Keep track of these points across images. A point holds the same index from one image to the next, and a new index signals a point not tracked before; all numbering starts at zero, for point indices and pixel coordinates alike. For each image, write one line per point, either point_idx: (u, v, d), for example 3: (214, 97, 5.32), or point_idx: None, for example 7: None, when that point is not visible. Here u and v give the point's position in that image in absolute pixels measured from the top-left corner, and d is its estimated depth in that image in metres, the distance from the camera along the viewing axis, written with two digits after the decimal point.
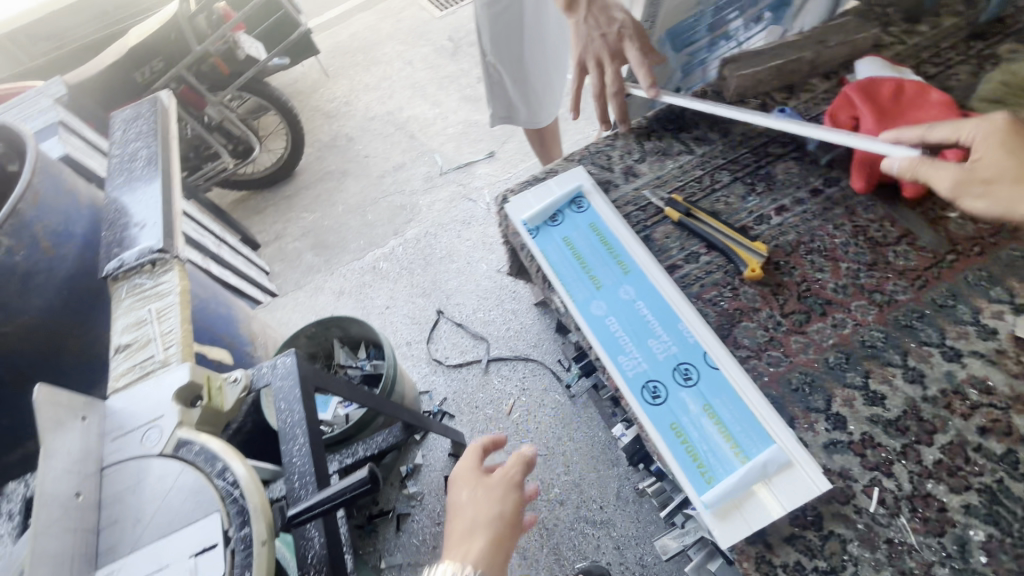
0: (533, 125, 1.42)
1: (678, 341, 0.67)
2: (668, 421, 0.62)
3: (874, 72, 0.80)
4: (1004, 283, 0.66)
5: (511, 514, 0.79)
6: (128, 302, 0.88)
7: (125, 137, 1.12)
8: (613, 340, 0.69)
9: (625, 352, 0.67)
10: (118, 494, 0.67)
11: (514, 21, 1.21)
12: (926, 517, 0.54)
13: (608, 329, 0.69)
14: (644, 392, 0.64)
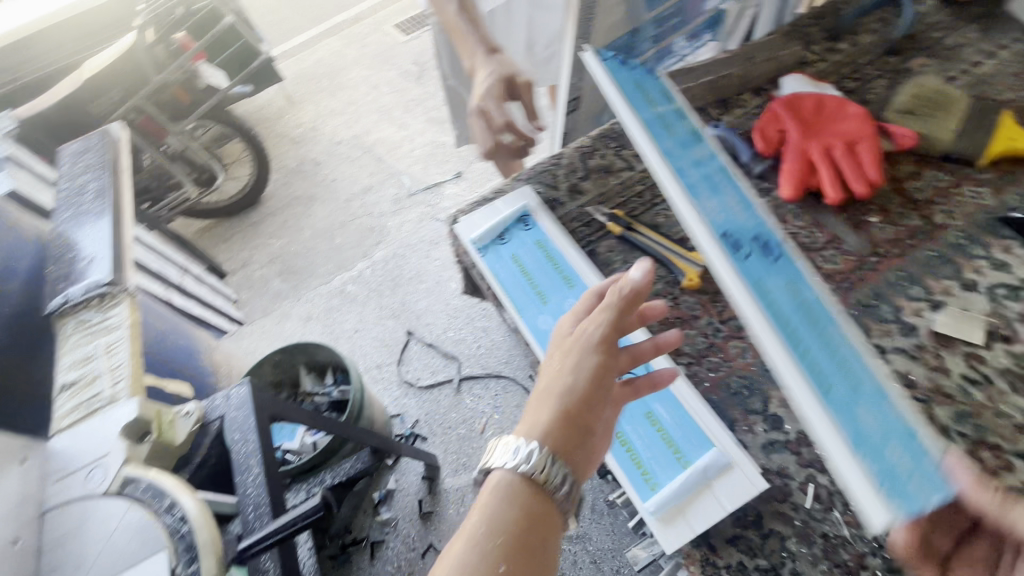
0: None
1: None
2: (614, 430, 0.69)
3: (797, 88, 0.86)
4: (923, 282, 0.69)
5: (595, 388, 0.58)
6: (74, 338, 0.86)
7: (74, 170, 1.11)
8: None
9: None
10: (60, 539, 0.65)
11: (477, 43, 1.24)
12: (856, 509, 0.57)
13: None
14: None
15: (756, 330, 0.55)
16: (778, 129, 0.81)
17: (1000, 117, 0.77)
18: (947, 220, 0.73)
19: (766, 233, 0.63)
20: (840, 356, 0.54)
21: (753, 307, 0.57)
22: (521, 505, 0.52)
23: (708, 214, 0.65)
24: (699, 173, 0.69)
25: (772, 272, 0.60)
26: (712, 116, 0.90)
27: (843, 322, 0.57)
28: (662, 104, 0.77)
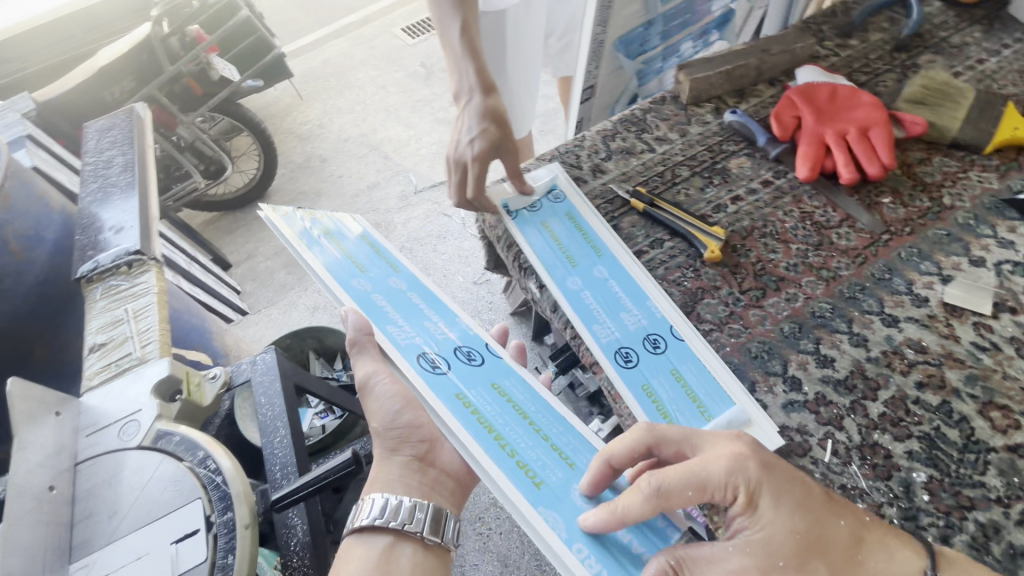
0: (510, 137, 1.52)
1: (647, 315, 0.78)
2: (640, 383, 0.73)
3: (812, 78, 0.97)
4: (932, 257, 0.80)
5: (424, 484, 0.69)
6: (102, 303, 0.87)
7: (99, 145, 1.12)
8: (588, 312, 0.79)
9: (599, 322, 0.78)
10: (92, 489, 0.66)
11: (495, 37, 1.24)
12: (874, 463, 0.65)
13: (584, 302, 0.80)
14: (618, 357, 0.75)
15: (458, 435, 0.67)
16: (793, 116, 0.93)
17: (1005, 108, 0.90)
18: (956, 201, 0.85)
19: (473, 344, 0.78)
20: (538, 446, 0.69)
21: (458, 417, 0.69)
22: (373, 551, 0.62)
23: (412, 338, 0.76)
24: (405, 308, 0.79)
25: (475, 383, 0.74)
26: (728, 104, 1.01)
27: (545, 414, 0.74)
28: (356, 249, 0.84)
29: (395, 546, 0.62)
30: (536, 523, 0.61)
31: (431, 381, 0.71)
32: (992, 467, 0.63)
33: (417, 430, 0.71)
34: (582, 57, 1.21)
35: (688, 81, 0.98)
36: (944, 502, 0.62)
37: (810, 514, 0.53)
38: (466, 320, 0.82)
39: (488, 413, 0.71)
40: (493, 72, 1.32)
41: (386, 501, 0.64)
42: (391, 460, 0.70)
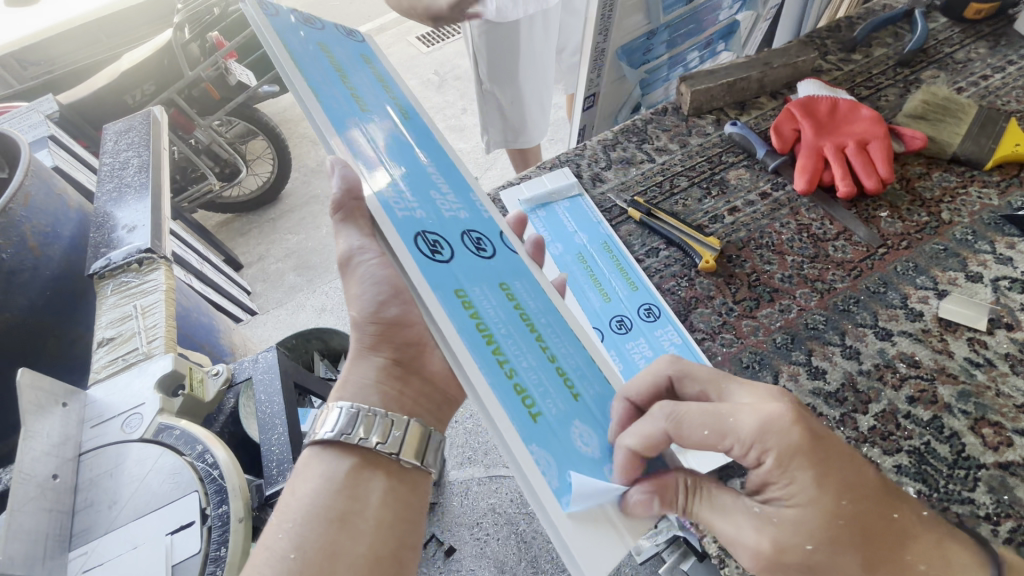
0: (526, 145, 1.53)
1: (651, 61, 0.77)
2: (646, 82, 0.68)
3: (813, 92, 0.98)
4: (928, 272, 0.80)
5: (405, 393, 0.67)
6: (113, 299, 0.90)
7: (117, 147, 1.16)
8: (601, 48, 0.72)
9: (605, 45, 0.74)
10: (95, 479, 0.68)
11: (510, 46, 1.25)
12: None
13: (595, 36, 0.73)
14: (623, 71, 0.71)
15: (451, 335, 0.53)
16: (792, 128, 0.94)
17: (1006, 124, 0.90)
18: (954, 217, 0.85)
19: (480, 231, 0.65)
20: (539, 362, 0.56)
21: (455, 319, 0.54)
22: (331, 466, 0.58)
23: (412, 209, 0.61)
24: (409, 172, 0.65)
25: (478, 279, 0.59)
26: (729, 116, 1.02)
27: (546, 330, 0.60)
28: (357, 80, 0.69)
29: (360, 465, 0.58)
30: (524, 463, 0.48)
31: (428, 265, 0.56)
32: (982, 484, 0.63)
33: (401, 330, 0.70)
34: (585, 67, 1.23)
35: (689, 93, 0.99)
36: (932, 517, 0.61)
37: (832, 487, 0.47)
38: (478, 200, 0.69)
39: (490, 313, 0.57)
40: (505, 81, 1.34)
41: (349, 410, 0.60)
42: (368, 359, 0.68)
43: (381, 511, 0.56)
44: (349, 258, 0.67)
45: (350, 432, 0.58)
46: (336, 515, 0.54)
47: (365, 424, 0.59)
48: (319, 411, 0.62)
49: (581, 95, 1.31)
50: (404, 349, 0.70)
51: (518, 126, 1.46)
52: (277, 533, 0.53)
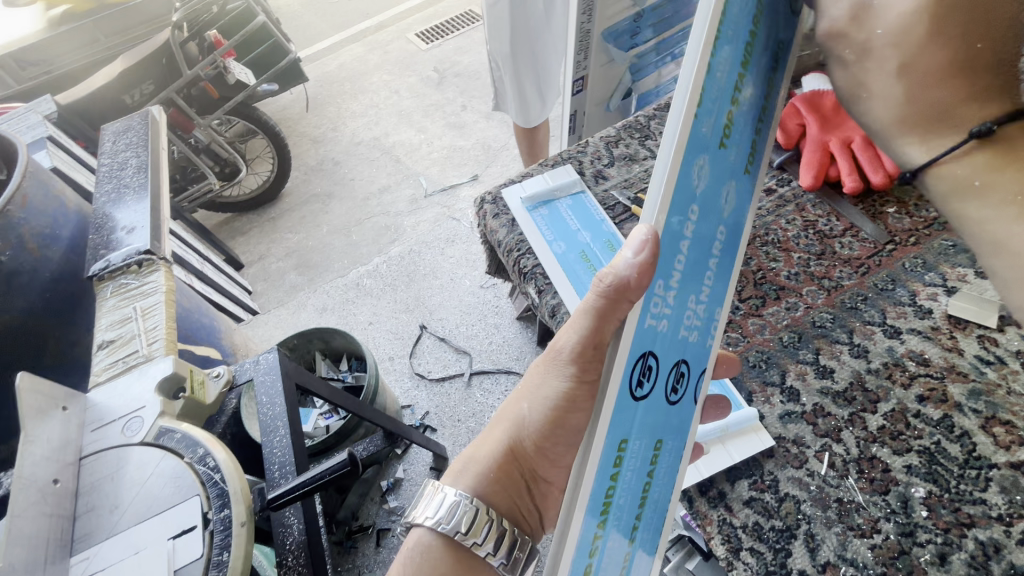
0: (525, 123, 1.64)
1: None
2: None
3: (817, 85, 0.97)
4: (937, 269, 0.79)
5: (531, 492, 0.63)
6: (112, 301, 0.89)
7: (115, 147, 1.15)
8: None
9: None
10: (97, 483, 0.68)
11: (513, 23, 1.36)
12: (872, 477, 0.65)
13: None
14: None
15: (583, 499, 0.41)
16: (798, 123, 0.93)
17: None
18: None
19: (687, 366, 0.52)
20: (624, 553, 0.49)
21: (598, 481, 0.43)
22: (446, 570, 0.53)
23: (659, 320, 0.46)
24: (695, 245, 0.47)
25: (647, 432, 0.48)
26: None
27: (655, 508, 0.53)
28: (751, 80, 0.45)
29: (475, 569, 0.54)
30: None
31: (621, 403, 0.43)
32: (994, 483, 0.62)
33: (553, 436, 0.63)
34: (571, 47, 1.24)
35: None
36: (943, 519, 0.61)
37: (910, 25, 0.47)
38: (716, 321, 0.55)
39: (635, 466, 0.47)
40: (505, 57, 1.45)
41: (479, 512, 0.55)
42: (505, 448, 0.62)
43: None
44: (557, 360, 0.60)
45: (471, 537, 0.54)
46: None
47: (494, 539, 0.55)
48: (427, 486, 0.57)
49: (568, 78, 1.31)
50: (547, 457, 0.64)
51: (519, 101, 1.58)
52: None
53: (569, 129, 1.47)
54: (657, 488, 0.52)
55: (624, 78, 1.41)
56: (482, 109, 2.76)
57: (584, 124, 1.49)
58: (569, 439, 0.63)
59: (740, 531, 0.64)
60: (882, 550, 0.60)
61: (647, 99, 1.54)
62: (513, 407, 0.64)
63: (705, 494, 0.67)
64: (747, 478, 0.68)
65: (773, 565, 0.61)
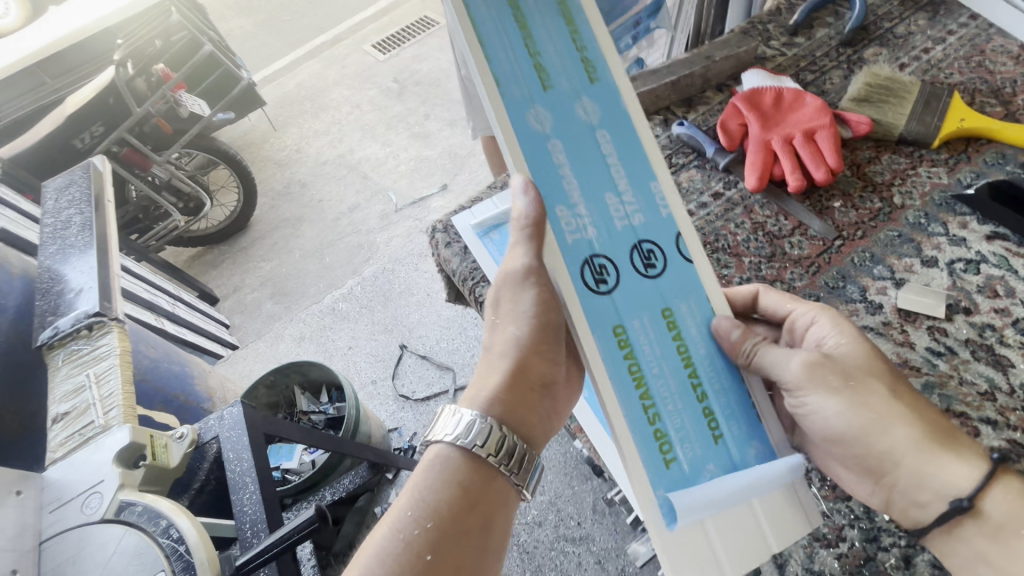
0: None
1: None
2: None
3: (758, 82, 0.97)
4: (885, 261, 0.80)
5: (541, 405, 0.66)
6: (65, 370, 0.87)
7: (57, 205, 1.12)
8: None
9: None
10: (58, 568, 0.66)
11: None
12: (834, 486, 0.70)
13: None
14: None
15: (604, 377, 0.60)
16: (739, 123, 0.93)
17: (949, 100, 0.90)
18: (906, 201, 0.85)
19: (652, 239, 0.65)
20: (688, 408, 0.62)
21: (610, 356, 0.61)
22: (464, 483, 0.58)
23: (585, 231, 0.64)
24: (583, 159, 0.64)
25: (639, 311, 0.63)
26: (676, 115, 1.02)
27: (705, 358, 0.64)
28: (550, 54, 0.66)
29: (487, 485, 0.59)
30: (634, 472, 0.58)
31: (587, 299, 0.62)
32: None
33: (542, 340, 0.66)
34: None
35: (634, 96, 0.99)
36: None
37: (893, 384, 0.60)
38: (658, 190, 0.66)
39: (652, 338, 0.63)
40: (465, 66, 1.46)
41: (495, 428, 0.60)
42: (500, 362, 0.66)
43: (499, 534, 0.59)
44: (516, 279, 0.65)
45: (489, 451, 0.59)
46: (457, 540, 0.55)
47: (508, 455, 0.60)
48: (446, 407, 0.62)
49: None
50: (547, 355, 0.66)
51: None
52: (406, 531, 0.54)
53: None
54: (693, 343, 0.64)
55: None
56: (445, 116, 2.74)
57: None
58: (556, 339, 0.67)
59: None
60: (848, 558, 0.65)
61: None
62: (503, 337, 0.67)
63: None
64: None
65: None
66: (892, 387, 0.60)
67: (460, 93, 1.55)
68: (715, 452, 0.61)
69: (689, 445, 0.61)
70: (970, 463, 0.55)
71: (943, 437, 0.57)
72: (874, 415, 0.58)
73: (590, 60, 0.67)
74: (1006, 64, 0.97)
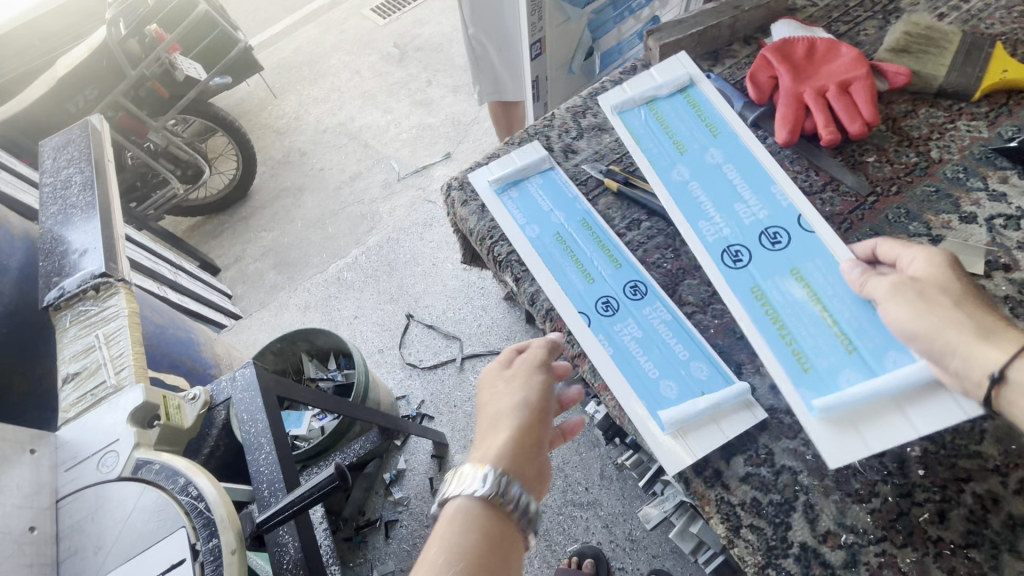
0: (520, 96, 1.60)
1: None
2: None
3: (789, 33, 0.93)
4: (921, 217, 0.77)
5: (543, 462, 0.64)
6: (73, 331, 0.85)
7: (55, 165, 1.08)
8: None
9: None
10: (76, 525, 0.65)
11: None
12: None
13: None
14: None
15: (751, 329, 0.70)
16: (769, 75, 0.90)
17: (994, 50, 0.86)
18: (944, 154, 0.82)
19: (780, 226, 0.75)
20: (839, 350, 0.66)
21: (752, 310, 0.71)
22: (484, 533, 0.55)
23: (717, 227, 0.77)
24: (708, 181, 0.80)
25: (772, 275, 0.72)
26: (701, 68, 0.97)
27: (853, 308, 0.68)
28: (680, 119, 0.85)
29: (506, 533, 0.56)
30: (789, 396, 0.65)
31: (726, 274, 0.74)
32: (989, 435, 0.61)
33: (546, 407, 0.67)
34: (524, 10, 1.18)
35: (657, 47, 0.94)
36: (939, 475, 0.60)
37: (958, 294, 0.57)
38: (778, 191, 0.78)
39: (785, 301, 0.70)
40: (476, 24, 1.40)
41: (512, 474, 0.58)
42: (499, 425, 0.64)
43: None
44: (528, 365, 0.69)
45: (508, 500, 0.57)
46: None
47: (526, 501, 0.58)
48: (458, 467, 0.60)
49: (525, 44, 1.25)
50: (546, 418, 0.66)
51: (507, 74, 1.54)
52: None
53: (532, 98, 1.40)
54: (837, 302, 0.69)
55: (584, 37, 1.36)
56: (448, 82, 2.66)
57: (549, 92, 1.42)
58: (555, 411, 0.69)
59: (738, 509, 0.62)
60: (880, 514, 0.59)
61: (610, 57, 1.51)
62: (504, 404, 0.66)
63: (701, 474, 0.65)
64: (742, 454, 0.65)
65: (773, 541, 0.60)
66: (955, 296, 0.57)
67: (468, 54, 1.50)
68: (857, 364, 0.64)
69: (847, 374, 0.64)
70: (997, 345, 0.52)
71: (994, 332, 0.54)
72: (928, 321, 0.57)
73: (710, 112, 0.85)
74: None
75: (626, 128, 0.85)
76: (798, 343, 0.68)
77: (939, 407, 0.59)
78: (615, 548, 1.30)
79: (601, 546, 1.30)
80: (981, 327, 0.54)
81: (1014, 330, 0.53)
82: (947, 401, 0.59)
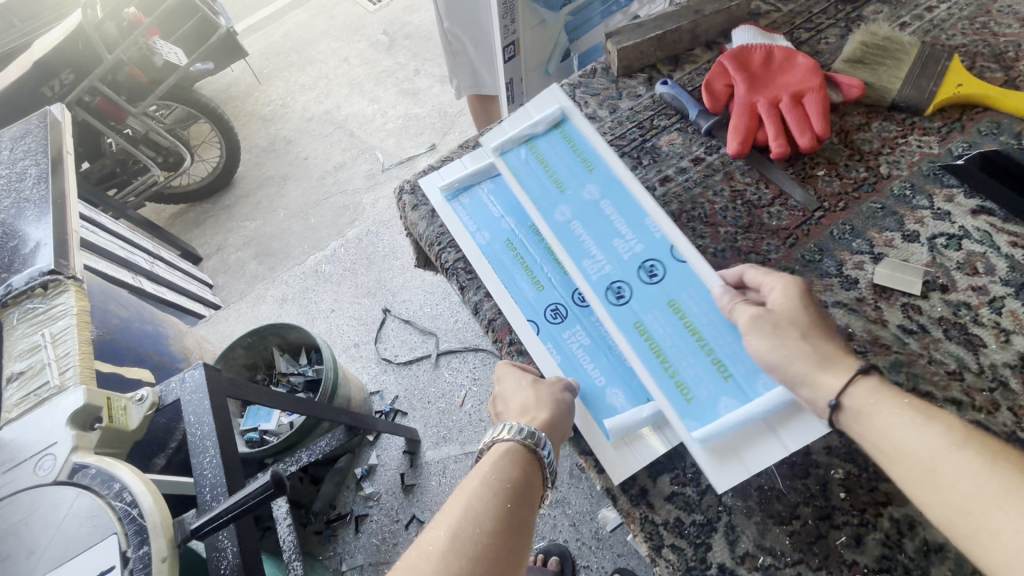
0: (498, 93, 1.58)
1: None
2: None
3: (747, 39, 0.92)
4: (865, 235, 0.77)
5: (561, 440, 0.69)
6: (21, 329, 0.84)
7: (12, 155, 1.06)
8: None
9: None
10: (11, 528, 0.65)
11: None
12: (792, 462, 0.65)
13: None
14: None
15: (639, 369, 0.66)
16: (725, 83, 0.89)
17: (949, 62, 0.86)
18: (893, 170, 0.82)
19: (659, 253, 0.72)
20: (718, 382, 0.65)
21: (636, 348, 0.68)
22: (521, 478, 0.60)
23: (598, 260, 0.73)
24: (586, 215, 0.76)
25: (651, 307, 0.70)
26: (661, 73, 0.96)
27: (722, 336, 0.66)
28: (554, 154, 0.80)
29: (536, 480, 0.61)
30: (684, 436, 0.63)
31: (612, 312, 0.70)
32: None
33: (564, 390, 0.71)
34: (494, 11, 1.17)
35: (615, 52, 0.93)
36: (859, 499, 0.62)
37: (799, 321, 0.59)
38: (652, 217, 0.74)
39: (669, 335, 0.68)
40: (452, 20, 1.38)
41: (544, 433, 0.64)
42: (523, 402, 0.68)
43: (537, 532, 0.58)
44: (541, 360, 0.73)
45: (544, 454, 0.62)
46: (498, 567, 0.51)
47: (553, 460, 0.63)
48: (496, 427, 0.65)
49: (498, 46, 1.24)
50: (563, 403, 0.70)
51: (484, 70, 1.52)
52: (476, 524, 0.53)
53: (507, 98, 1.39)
54: (709, 332, 0.67)
55: (561, 38, 1.34)
56: (436, 72, 2.62)
57: (524, 93, 1.41)
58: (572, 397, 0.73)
59: (661, 528, 0.64)
60: (799, 536, 0.61)
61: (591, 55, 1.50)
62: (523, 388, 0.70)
63: (627, 492, 0.66)
64: (669, 474, 0.67)
65: (693, 561, 0.61)
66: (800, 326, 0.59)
67: (445, 48, 1.47)
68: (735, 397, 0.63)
69: (727, 402, 0.63)
70: (835, 374, 0.55)
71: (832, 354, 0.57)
72: (782, 354, 0.59)
73: (579, 139, 0.81)
74: (1013, 26, 0.91)
75: (507, 166, 0.81)
76: (682, 380, 0.65)
77: (807, 425, 0.61)
78: (581, 546, 1.30)
79: (568, 544, 1.30)
80: (821, 351, 0.57)
81: (848, 357, 0.57)
82: (815, 420, 0.61)
